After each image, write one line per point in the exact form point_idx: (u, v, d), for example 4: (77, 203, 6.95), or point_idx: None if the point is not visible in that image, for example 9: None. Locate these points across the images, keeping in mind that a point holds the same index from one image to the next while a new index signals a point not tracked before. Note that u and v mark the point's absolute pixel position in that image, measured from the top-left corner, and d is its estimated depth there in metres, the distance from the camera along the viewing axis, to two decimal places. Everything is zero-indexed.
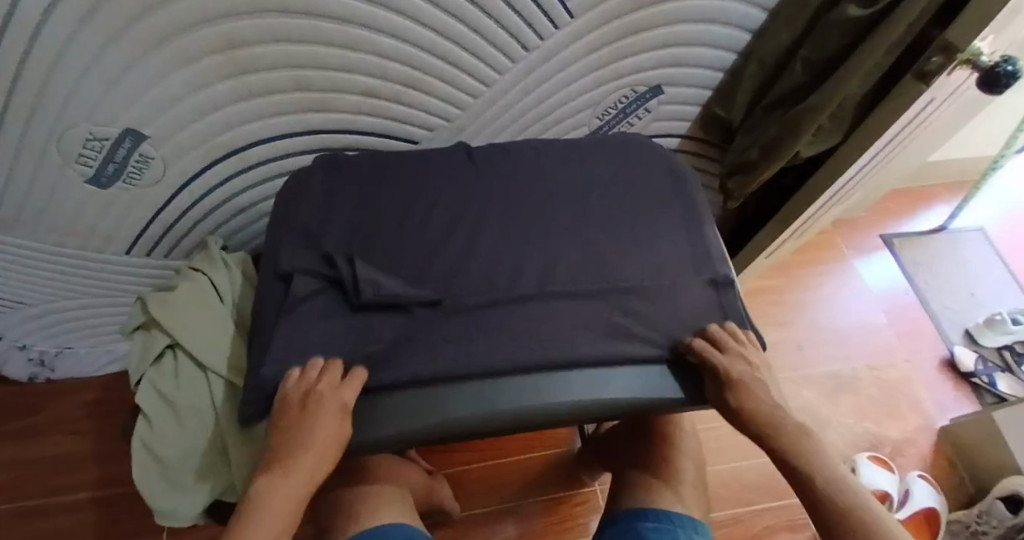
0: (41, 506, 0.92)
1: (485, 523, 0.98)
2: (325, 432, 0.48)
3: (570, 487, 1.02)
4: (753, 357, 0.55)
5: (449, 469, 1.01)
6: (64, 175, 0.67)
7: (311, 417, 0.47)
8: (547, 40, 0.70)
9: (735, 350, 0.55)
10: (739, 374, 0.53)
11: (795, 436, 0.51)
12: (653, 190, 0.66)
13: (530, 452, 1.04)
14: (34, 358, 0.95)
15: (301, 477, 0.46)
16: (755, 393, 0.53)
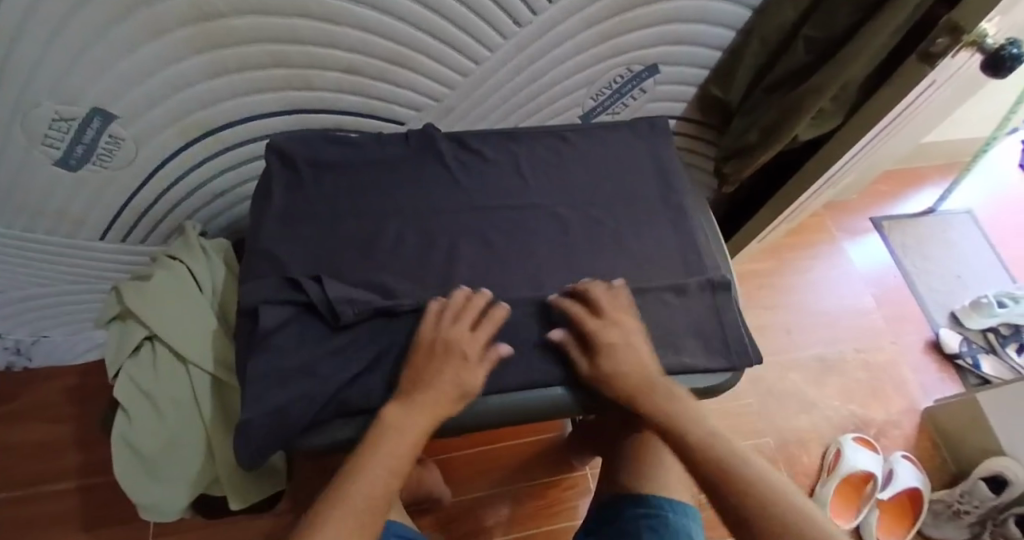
0: (19, 495, 0.90)
1: (474, 507, 0.97)
2: (447, 384, 0.48)
3: (559, 471, 1.01)
4: (626, 322, 0.53)
5: (437, 456, 1.00)
6: (29, 157, 0.64)
7: (435, 368, 0.49)
8: (538, 15, 0.67)
9: (606, 310, 0.52)
10: (609, 339, 0.51)
11: (661, 394, 0.50)
12: (646, 174, 0.63)
13: (518, 437, 1.03)
14: (8, 346, 0.92)
15: (400, 455, 0.45)
16: (624, 355, 0.51)
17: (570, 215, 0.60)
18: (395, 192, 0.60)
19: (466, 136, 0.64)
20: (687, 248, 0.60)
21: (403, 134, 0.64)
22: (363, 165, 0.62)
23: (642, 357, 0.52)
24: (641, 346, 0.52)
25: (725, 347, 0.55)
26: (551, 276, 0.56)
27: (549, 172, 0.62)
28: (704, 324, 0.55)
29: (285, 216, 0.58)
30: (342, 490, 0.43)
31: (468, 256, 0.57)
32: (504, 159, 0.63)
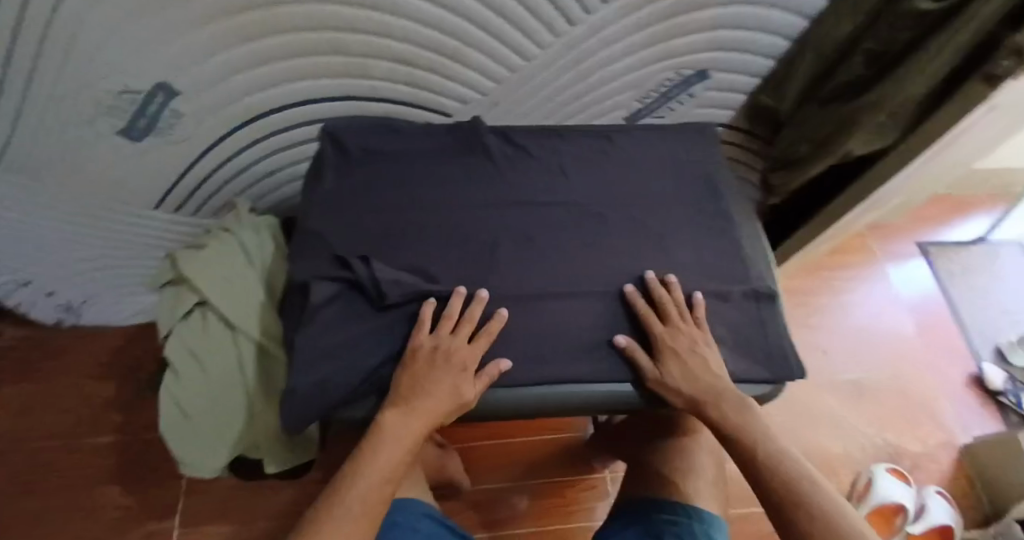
0: (65, 448, 0.95)
1: (490, 498, 0.98)
2: (440, 394, 0.49)
3: (579, 471, 1.01)
4: (695, 332, 0.54)
5: (459, 445, 1.02)
6: (97, 128, 0.68)
7: (428, 378, 0.49)
8: (591, 15, 0.67)
9: (675, 317, 0.54)
10: (678, 346, 0.52)
11: (725, 404, 0.51)
12: (690, 179, 0.63)
13: (540, 434, 1.04)
14: (60, 305, 0.96)
15: (392, 463, 0.47)
16: (692, 364, 0.52)
17: (612, 216, 0.60)
18: (441, 182, 0.62)
19: (510, 131, 0.65)
20: (732, 255, 0.59)
21: (450, 126, 0.66)
22: (410, 154, 0.63)
23: (709, 366, 0.52)
24: (706, 358, 0.53)
25: (764, 356, 0.55)
26: (588, 275, 0.57)
27: (591, 172, 0.63)
28: (744, 333, 0.55)
29: (332, 198, 0.60)
30: (335, 502, 0.45)
31: (507, 248, 0.58)
32: (548, 156, 0.64)
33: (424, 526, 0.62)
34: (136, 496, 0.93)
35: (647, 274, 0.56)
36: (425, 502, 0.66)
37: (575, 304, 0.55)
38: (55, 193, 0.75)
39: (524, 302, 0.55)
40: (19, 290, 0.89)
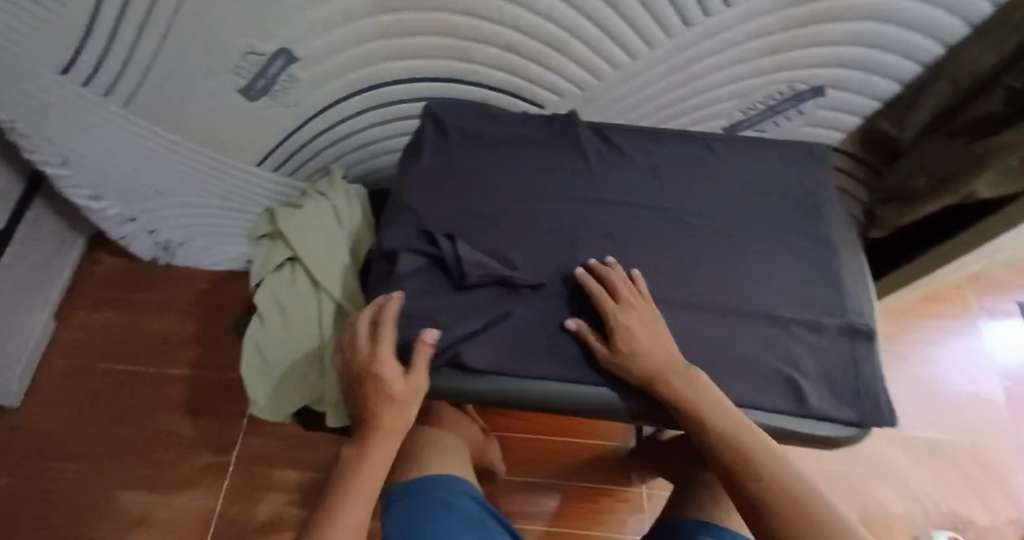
0: (147, 372, 1.11)
1: (522, 490, 0.99)
2: (399, 421, 0.51)
3: (615, 481, 1.00)
4: (643, 305, 0.52)
5: (501, 432, 1.03)
6: (221, 83, 0.74)
7: (388, 405, 0.50)
8: (710, 17, 0.63)
9: (622, 292, 0.52)
10: (625, 321, 0.50)
11: (676, 379, 0.48)
12: (793, 200, 0.60)
13: (581, 436, 1.04)
14: (159, 242, 1.11)
15: (367, 500, 0.48)
16: (643, 338, 0.49)
17: (704, 227, 0.58)
18: (533, 171, 0.62)
19: (607, 129, 0.64)
20: (829, 284, 0.56)
21: (547, 117, 0.65)
22: (504, 142, 0.63)
23: (662, 343, 0.50)
24: (658, 333, 0.50)
25: (856, 398, 0.51)
26: (670, 285, 0.55)
27: (688, 180, 0.61)
28: (832, 370, 0.52)
29: (425, 175, 0.61)
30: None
31: (589, 246, 0.57)
32: (642, 159, 0.62)
33: (471, 506, 0.64)
34: (200, 425, 1.07)
35: (590, 260, 0.55)
36: (465, 480, 0.68)
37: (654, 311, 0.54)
38: (162, 148, 0.87)
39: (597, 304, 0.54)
40: (126, 224, 1.05)
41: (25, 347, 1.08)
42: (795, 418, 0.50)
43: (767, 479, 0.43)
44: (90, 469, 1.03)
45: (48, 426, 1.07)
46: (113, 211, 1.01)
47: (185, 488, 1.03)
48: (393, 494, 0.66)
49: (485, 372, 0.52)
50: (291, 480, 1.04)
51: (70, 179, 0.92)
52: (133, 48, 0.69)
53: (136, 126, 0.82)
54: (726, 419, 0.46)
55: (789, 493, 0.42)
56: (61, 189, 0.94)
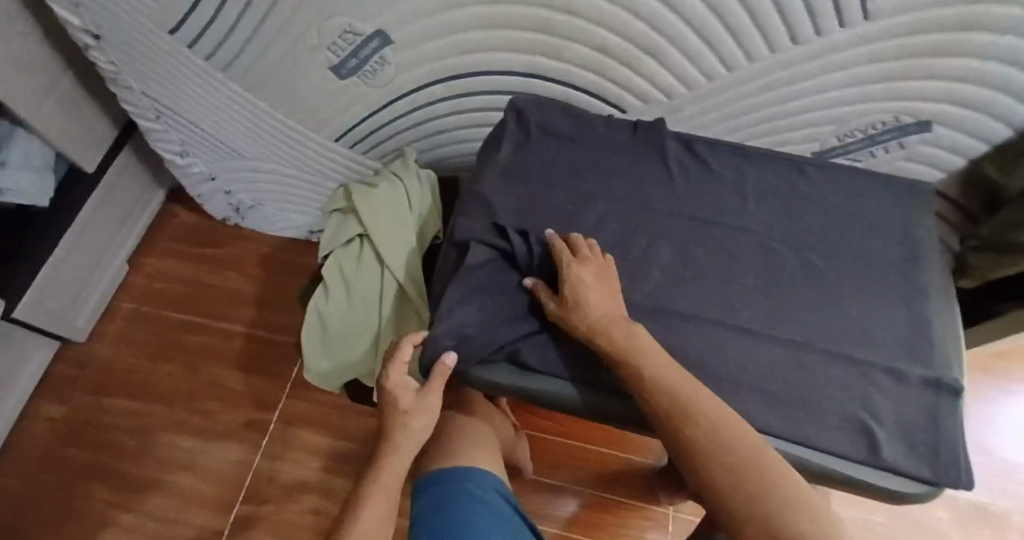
0: (205, 324, 1.16)
1: (544, 490, 1.00)
2: (414, 433, 0.55)
3: (643, 498, 0.99)
4: (598, 260, 0.52)
5: (533, 432, 1.04)
6: (315, 57, 0.77)
7: (403, 421, 0.55)
8: (821, 37, 0.60)
9: (581, 248, 0.53)
10: (580, 272, 0.50)
11: (613, 327, 0.48)
12: (884, 239, 0.57)
13: (613, 447, 1.03)
14: (232, 204, 1.16)
15: (385, 502, 0.52)
16: (591, 287, 0.50)
17: (787, 256, 0.56)
18: (613, 178, 0.60)
19: (695, 141, 0.61)
20: (914, 335, 0.53)
21: (633, 122, 0.63)
22: (587, 144, 0.62)
23: (607, 295, 0.50)
24: (605, 286, 0.51)
25: (931, 455, 0.48)
26: (744, 309, 0.53)
27: (774, 203, 0.58)
28: (910, 422, 0.50)
29: (505, 169, 0.61)
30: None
31: (663, 259, 0.56)
32: (729, 176, 0.60)
33: (498, 503, 0.62)
34: (247, 381, 1.10)
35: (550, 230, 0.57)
36: (499, 478, 0.66)
37: (723, 336, 0.52)
38: (244, 116, 0.92)
39: (665, 320, 0.53)
40: (204, 183, 1.12)
41: (98, 288, 1.14)
42: (868, 469, 0.48)
43: (708, 435, 0.43)
44: (148, 408, 1.08)
45: (111, 363, 1.13)
46: (196, 168, 1.09)
47: (224, 441, 1.06)
48: (421, 486, 0.65)
49: (540, 373, 0.52)
50: (325, 449, 1.05)
51: (160, 133, 1.02)
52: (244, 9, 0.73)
53: (226, 89, 0.87)
54: (669, 375, 0.46)
55: (729, 449, 0.43)
56: (151, 142, 1.04)
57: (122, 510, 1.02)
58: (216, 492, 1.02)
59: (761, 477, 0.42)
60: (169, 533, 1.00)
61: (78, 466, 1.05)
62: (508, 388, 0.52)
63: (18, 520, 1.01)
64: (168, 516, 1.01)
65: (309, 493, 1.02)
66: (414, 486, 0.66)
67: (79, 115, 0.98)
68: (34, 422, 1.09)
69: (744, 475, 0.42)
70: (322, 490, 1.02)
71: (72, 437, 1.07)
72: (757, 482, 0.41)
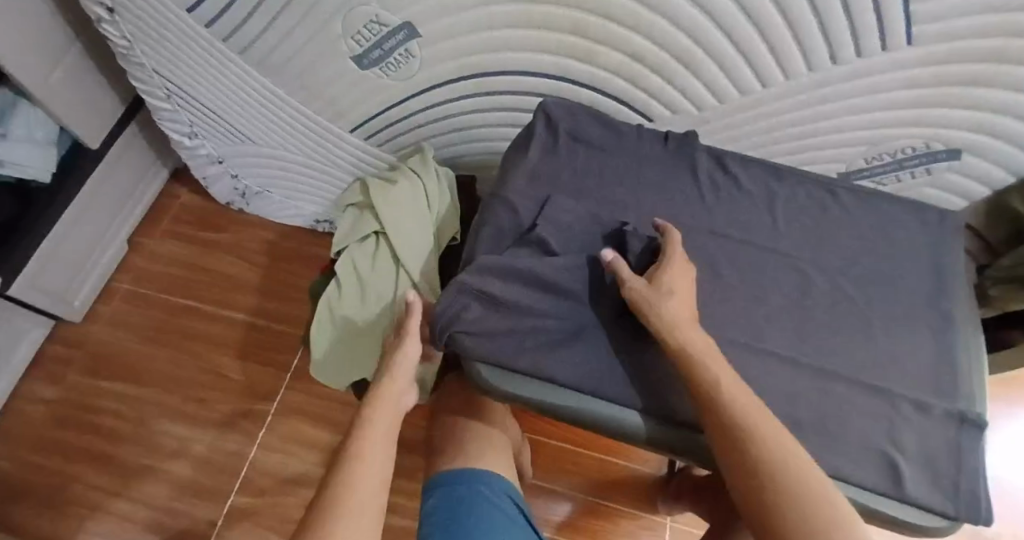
0: (204, 310, 1.14)
1: (540, 494, 0.99)
2: (408, 375, 0.57)
3: (641, 508, 0.99)
4: (683, 267, 0.52)
5: (532, 435, 1.03)
6: (338, 45, 0.75)
7: (398, 374, 0.56)
8: (861, 58, 0.59)
9: (672, 253, 0.52)
10: (668, 281, 0.50)
11: (694, 333, 0.47)
12: (917, 267, 0.56)
13: (614, 456, 1.02)
14: (238, 188, 1.14)
15: (385, 437, 0.51)
16: (676, 296, 0.49)
17: (816, 279, 0.55)
18: (641, 190, 0.59)
19: (727, 156, 0.60)
20: (941, 367, 0.51)
21: (664, 133, 0.62)
22: (617, 154, 0.61)
23: (689, 303, 0.50)
24: (688, 294, 0.50)
25: (952, 490, 0.47)
26: (771, 332, 0.52)
27: (804, 225, 0.57)
28: (932, 454, 0.48)
29: (532, 175, 0.60)
30: (348, 481, 0.46)
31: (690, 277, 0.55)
32: (760, 195, 0.59)
33: (508, 508, 0.61)
34: (246, 371, 1.09)
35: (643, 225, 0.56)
36: (510, 483, 0.66)
37: (749, 359, 0.51)
38: (257, 101, 0.90)
39: None
40: (211, 166, 1.10)
41: (97, 267, 1.12)
42: (894, 502, 0.46)
43: (760, 457, 0.41)
44: (143, 392, 1.07)
45: (107, 344, 1.11)
46: (204, 151, 1.07)
47: (220, 430, 1.04)
48: (432, 485, 0.64)
49: (562, 385, 0.51)
50: (321, 442, 1.04)
51: (168, 112, 1.00)
52: None
53: (241, 72, 0.85)
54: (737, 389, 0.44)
55: (784, 480, 0.40)
56: (159, 122, 1.02)
57: (112, 496, 1.00)
58: (209, 482, 1.01)
59: (817, 521, 0.38)
60: (161, 521, 0.99)
61: (69, 449, 1.03)
62: (526, 401, 0.52)
63: (7, 501, 1.00)
64: (160, 503, 1.00)
65: (304, 487, 1.00)
66: (424, 486, 0.66)
67: (85, 89, 0.96)
68: (26, 402, 1.07)
69: (796, 513, 0.39)
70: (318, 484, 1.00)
71: (63, 419, 1.05)
72: (813, 526, 0.38)
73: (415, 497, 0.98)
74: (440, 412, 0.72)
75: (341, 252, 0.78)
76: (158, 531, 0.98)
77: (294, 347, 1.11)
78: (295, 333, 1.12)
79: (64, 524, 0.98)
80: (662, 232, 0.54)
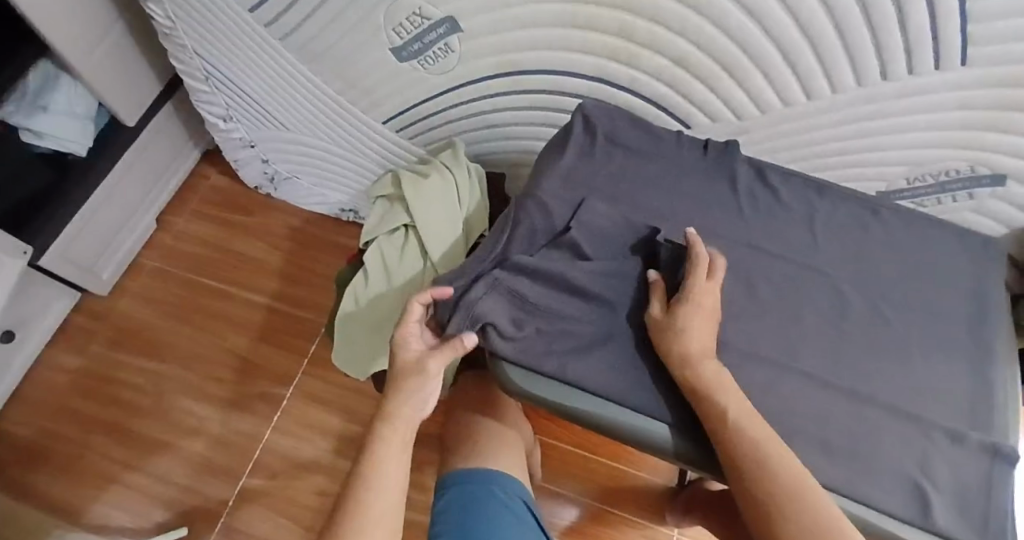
0: (228, 291, 1.15)
1: (549, 497, 0.99)
2: (425, 390, 0.52)
3: (649, 518, 0.98)
4: (709, 292, 0.50)
5: (543, 437, 1.03)
6: (378, 36, 0.75)
7: (411, 384, 0.52)
8: (913, 76, 0.58)
9: (696, 277, 0.49)
10: (688, 315, 0.48)
11: (706, 371, 0.46)
12: (957, 293, 0.55)
13: (625, 463, 1.01)
14: (268, 172, 1.15)
15: (399, 461, 0.50)
16: (694, 331, 0.48)
17: (852, 300, 0.54)
18: (676, 198, 0.58)
19: (768, 168, 0.59)
20: (977, 397, 0.50)
21: (703, 142, 0.61)
22: (656, 160, 0.60)
23: (709, 333, 0.48)
24: (709, 323, 0.49)
25: (981, 524, 0.45)
26: (805, 350, 0.52)
27: (842, 243, 0.56)
28: (963, 485, 0.47)
29: (568, 176, 0.59)
30: (357, 517, 0.47)
31: (724, 290, 0.54)
32: (798, 209, 0.58)
33: (520, 510, 0.61)
34: (265, 354, 1.10)
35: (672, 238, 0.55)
36: (523, 485, 0.65)
37: (779, 376, 0.50)
38: (293, 88, 0.91)
39: (724, 354, 0.51)
40: (243, 149, 1.11)
41: (126, 242, 1.14)
42: (920, 532, 0.45)
43: (775, 492, 0.42)
44: (163, 368, 1.08)
45: (131, 319, 1.13)
46: (237, 134, 1.08)
47: (236, 411, 1.05)
48: (444, 484, 0.64)
49: (584, 390, 0.51)
50: (334, 429, 1.04)
51: (205, 94, 1.02)
52: None
53: (280, 57, 0.86)
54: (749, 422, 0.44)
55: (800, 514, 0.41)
56: (197, 103, 1.04)
57: (127, 469, 1.02)
58: (223, 462, 1.02)
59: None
60: (173, 497, 1.00)
61: (88, 420, 1.05)
62: (548, 405, 0.51)
63: (26, 466, 1.02)
64: (173, 480, 1.01)
65: (315, 472, 1.01)
66: (436, 485, 0.66)
67: (125, 67, 0.97)
68: (49, 370, 1.09)
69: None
70: (329, 470, 1.01)
71: (84, 389, 1.07)
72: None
73: (428, 490, 0.99)
74: (457, 410, 0.72)
75: (368, 243, 0.79)
76: (170, 506, 0.99)
77: (313, 333, 1.11)
78: (315, 320, 1.12)
79: (79, 493, 1.00)
80: (689, 246, 0.52)
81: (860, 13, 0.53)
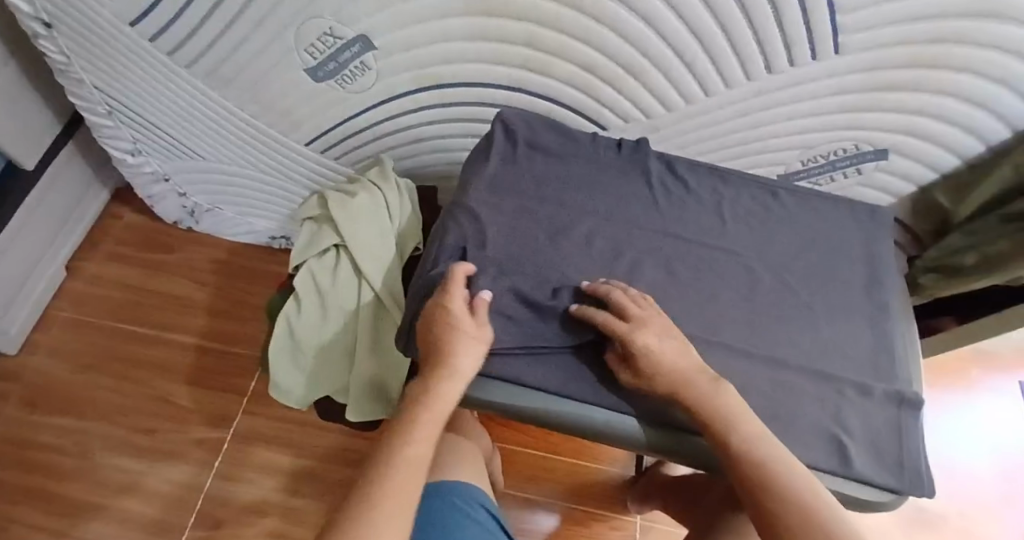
0: (154, 335, 1.10)
1: (514, 504, 1.00)
2: (467, 351, 0.49)
3: (611, 508, 1.00)
4: (652, 317, 0.51)
5: (502, 444, 1.04)
6: (291, 59, 0.75)
7: (453, 341, 0.49)
8: (796, 67, 0.63)
9: (623, 327, 0.50)
10: (652, 344, 0.49)
11: (693, 393, 0.47)
12: (853, 261, 0.60)
13: (582, 459, 1.04)
14: (185, 206, 1.12)
15: (430, 434, 0.46)
16: (664, 353, 0.49)
17: (762, 275, 0.58)
18: (596, 196, 0.61)
19: (676, 161, 0.64)
20: (880, 353, 0.55)
21: (617, 141, 0.65)
22: (574, 160, 0.63)
23: (680, 353, 0.50)
24: (674, 343, 0.50)
25: (897, 466, 0.50)
26: (727, 326, 0.56)
27: (748, 224, 0.61)
28: (878, 438, 0.51)
29: (492, 182, 0.61)
30: (377, 488, 0.42)
31: (648, 277, 0.57)
32: (708, 197, 0.62)
33: (480, 516, 0.62)
34: (200, 395, 1.06)
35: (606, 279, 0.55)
36: (482, 492, 0.66)
37: (709, 353, 0.54)
38: (206, 114, 0.89)
39: None
40: (157, 183, 1.07)
41: (33, 293, 1.07)
42: (842, 478, 0.49)
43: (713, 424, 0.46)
44: (89, 424, 1.02)
45: (48, 375, 1.06)
46: (148, 168, 1.04)
47: (174, 460, 1.01)
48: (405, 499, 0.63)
49: (532, 389, 0.52)
50: (286, 466, 1.01)
51: (109, 129, 0.97)
52: (216, 10, 0.71)
53: (188, 84, 0.83)
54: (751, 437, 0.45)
55: (800, 507, 0.40)
56: (101, 140, 0.99)
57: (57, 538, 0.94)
58: (163, 517, 0.97)
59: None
60: None
61: (7, 488, 0.97)
62: (498, 407, 0.53)
63: None
64: None
65: (268, 513, 0.98)
66: None
67: (21, 108, 0.92)
68: None
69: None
70: (282, 509, 0.98)
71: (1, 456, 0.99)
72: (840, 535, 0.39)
73: None
74: None
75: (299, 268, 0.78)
76: None
77: (253, 370, 1.08)
78: (251, 356, 1.09)
79: None
80: (606, 294, 0.53)
81: (742, 14, 0.58)
